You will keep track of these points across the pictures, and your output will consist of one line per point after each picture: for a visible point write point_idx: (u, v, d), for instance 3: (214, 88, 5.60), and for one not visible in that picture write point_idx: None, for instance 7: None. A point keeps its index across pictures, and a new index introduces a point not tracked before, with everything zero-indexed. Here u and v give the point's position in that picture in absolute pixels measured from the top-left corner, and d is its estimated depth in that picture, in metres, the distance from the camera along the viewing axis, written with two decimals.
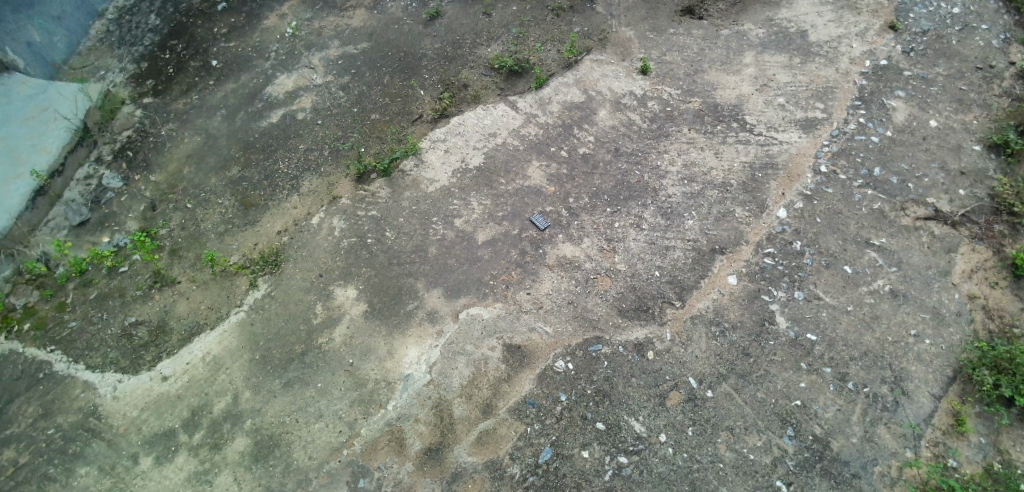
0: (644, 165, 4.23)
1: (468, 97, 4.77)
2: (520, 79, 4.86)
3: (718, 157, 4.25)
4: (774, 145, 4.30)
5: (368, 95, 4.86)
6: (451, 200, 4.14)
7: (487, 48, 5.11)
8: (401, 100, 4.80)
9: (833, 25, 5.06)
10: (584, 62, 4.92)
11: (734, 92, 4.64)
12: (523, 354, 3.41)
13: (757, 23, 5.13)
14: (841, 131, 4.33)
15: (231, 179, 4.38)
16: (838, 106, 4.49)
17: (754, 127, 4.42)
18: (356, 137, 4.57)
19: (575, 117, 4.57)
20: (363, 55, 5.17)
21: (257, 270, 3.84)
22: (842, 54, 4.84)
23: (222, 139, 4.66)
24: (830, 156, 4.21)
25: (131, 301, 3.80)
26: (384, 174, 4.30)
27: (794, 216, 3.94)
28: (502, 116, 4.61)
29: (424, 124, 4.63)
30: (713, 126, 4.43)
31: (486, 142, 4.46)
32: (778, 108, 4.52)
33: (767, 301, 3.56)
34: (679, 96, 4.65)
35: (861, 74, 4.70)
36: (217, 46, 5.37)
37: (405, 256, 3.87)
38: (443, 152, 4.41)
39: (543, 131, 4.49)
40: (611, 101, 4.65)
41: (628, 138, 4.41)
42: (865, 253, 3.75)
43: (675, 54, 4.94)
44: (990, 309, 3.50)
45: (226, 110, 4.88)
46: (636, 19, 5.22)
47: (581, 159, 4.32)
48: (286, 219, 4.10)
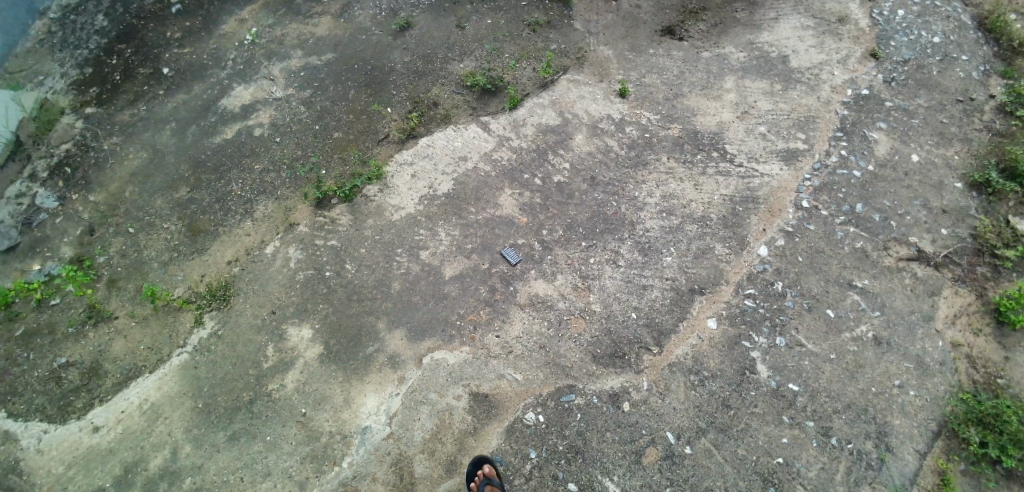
0: (621, 196, 4.04)
1: (438, 116, 4.49)
2: (494, 98, 4.60)
3: (697, 189, 4.07)
4: (754, 178, 4.15)
5: (332, 112, 4.53)
6: (417, 230, 3.87)
7: (459, 63, 4.84)
8: (366, 117, 4.48)
9: (814, 50, 4.93)
10: (561, 82, 4.70)
11: (714, 119, 4.46)
12: (489, 404, 3.22)
13: (738, 46, 4.96)
14: (823, 164, 4.21)
15: (178, 201, 4.05)
16: (819, 137, 4.37)
17: (735, 157, 4.26)
18: (314, 158, 4.24)
19: (550, 141, 4.35)
20: (327, 68, 4.82)
21: (204, 305, 3.57)
22: (823, 81, 4.71)
23: (171, 156, 4.30)
24: (812, 191, 4.08)
25: (61, 339, 3.48)
26: (346, 200, 4.00)
27: (775, 253, 3.79)
28: (474, 138, 4.36)
29: (390, 145, 4.32)
30: (693, 155, 4.25)
31: (456, 167, 4.21)
32: (759, 138, 4.37)
33: (747, 348, 3.41)
34: (658, 121, 4.46)
35: (843, 103, 4.58)
36: (170, 52, 4.94)
37: (366, 292, 3.61)
38: (410, 177, 4.14)
39: (516, 156, 4.26)
40: (588, 124, 4.44)
41: (606, 166, 4.20)
42: (848, 296, 3.62)
43: (654, 76, 4.75)
44: (974, 358, 3.38)
45: (177, 123, 4.50)
46: (615, 38, 5.03)
47: (555, 188, 4.09)
48: (238, 247, 3.82)
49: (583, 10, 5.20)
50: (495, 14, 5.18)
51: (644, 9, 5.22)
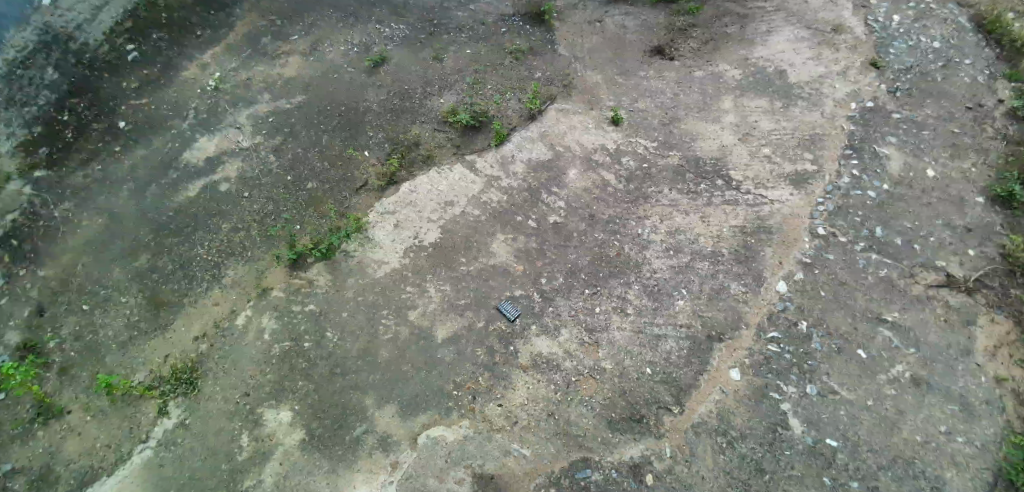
0: (623, 235, 3.73)
1: (421, 157, 4.16)
2: (478, 134, 4.30)
3: (704, 221, 3.77)
4: (765, 205, 3.85)
5: (305, 159, 4.18)
6: (404, 287, 3.52)
7: (439, 98, 4.53)
8: (343, 164, 4.14)
9: (812, 63, 4.70)
10: (549, 113, 4.41)
11: (716, 143, 4.19)
12: (496, 487, 2.85)
13: (733, 63, 4.74)
14: (835, 186, 3.94)
15: (138, 271, 3.66)
16: (828, 156, 4.10)
17: (741, 184, 3.96)
18: (286, 213, 3.88)
19: (542, 178, 4.03)
20: (299, 111, 4.47)
21: (168, 391, 3.17)
22: (825, 95, 4.47)
23: (129, 221, 3.92)
24: (827, 216, 3.79)
25: (5, 443, 3.07)
26: (323, 258, 3.64)
27: (795, 289, 3.49)
28: (460, 180, 4.04)
29: (369, 193, 3.98)
30: (696, 184, 3.96)
31: (442, 213, 3.87)
32: (764, 161, 4.09)
33: (777, 400, 3.09)
34: (656, 149, 4.17)
35: (849, 118, 4.32)
36: (127, 104, 4.52)
37: (351, 364, 3.24)
38: (393, 227, 3.80)
39: (507, 198, 3.94)
40: (581, 157, 4.14)
41: (604, 202, 3.89)
42: (878, 332, 3.31)
43: (647, 100, 4.48)
44: (1021, 393, 3.09)
45: (136, 183, 4.12)
46: (603, 62, 4.76)
47: (552, 230, 3.77)
48: (205, 321, 3.43)
49: (567, 34, 4.95)
50: (474, 43, 4.90)
51: (631, 29, 4.99)
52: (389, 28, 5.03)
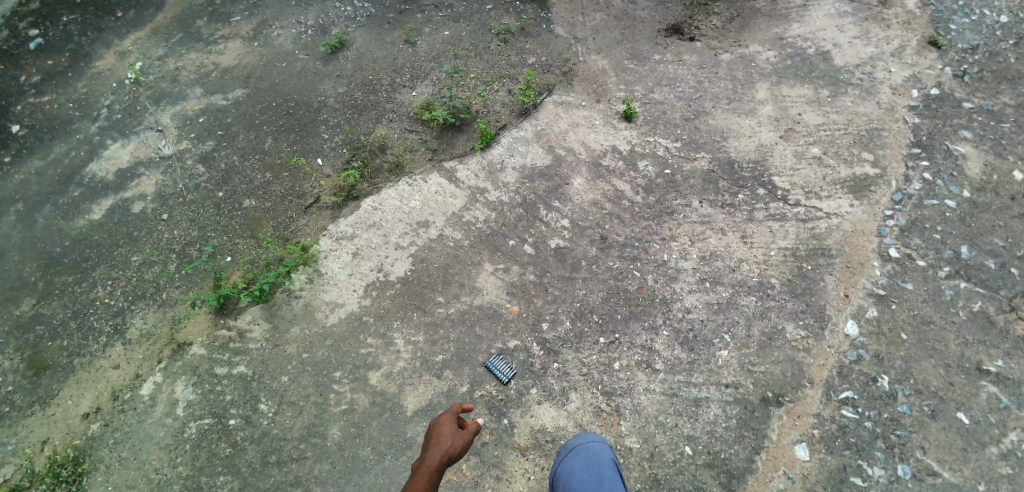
0: (645, 262, 2.93)
1: (387, 164, 3.33)
2: (459, 134, 3.47)
3: (746, 243, 2.99)
4: (819, 220, 3.07)
5: (241, 168, 3.33)
6: (364, 338, 2.71)
7: (411, 90, 3.69)
8: (289, 175, 3.29)
9: (860, 42, 3.93)
10: (546, 107, 3.59)
11: (752, 142, 3.40)
12: None
13: (765, 43, 3.93)
14: (905, 194, 3.17)
15: (16, 323, 2.81)
16: (890, 156, 3.33)
17: (789, 194, 3.17)
18: (214, 240, 3.04)
19: (540, 189, 3.22)
20: (236, 109, 3.61)
21: None
22: (879, 81, 3.69)
23: (12, 253, 3.05)
24: (898, 233, 3.02)
25: None
26: (259, 301, 2.80)
27: (869, 331, 2.72)
28: (437, 193, 3.22)
29: (322, 212, 3.15)
30: (731, 194, 3.17)
31: (414, 237, 3.05)
32: (814, 163, 3.30)
33: (861, 488, 2.33)
34: (679, 150, 3.37)
35: (911, 109, 3.55)
36: (22, 102, 3.65)
37: (290, 449, 2.43)
38: (351, 257, 2.97)
39: (496, 215, 3.12)
40: (588, 162, 3.33)
41: (618, 220, 3.09)
42: (981, 388, 2.54)
43: (665, 90, 3.68)
44: None
45: (25, 203, 3.24)
46: (609, 44, 3.95)
47: (554, 257, 2.97)
48: (97, 393, 2.59)
49: (564, 11, 4.14)
50: (453, 24, 4.07)
51: (641, 4, 4.18)
52: (352, 6, 4.18)
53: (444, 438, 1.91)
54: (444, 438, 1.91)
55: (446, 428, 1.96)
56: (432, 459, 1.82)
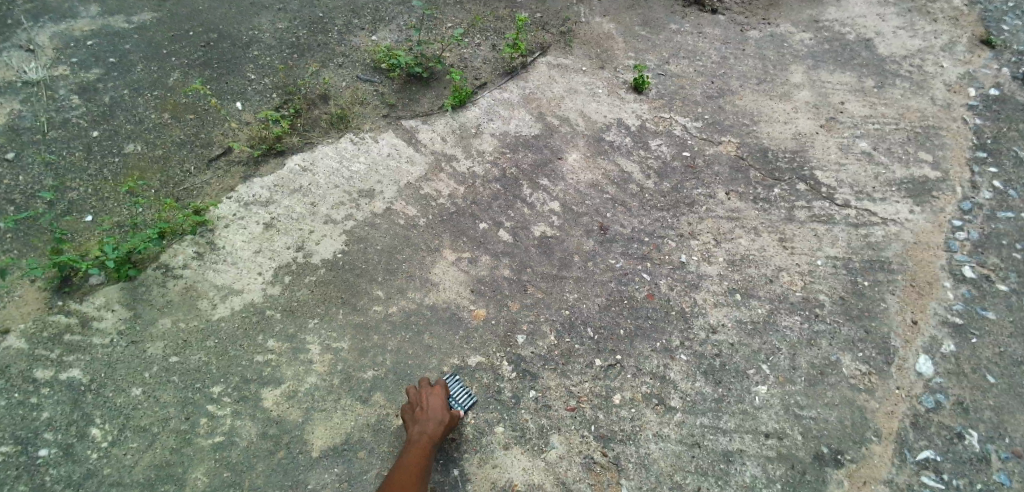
0: (657, 263, 2.22)
1: (327, 117, 2.56)
2: (425, 90, 2.74)
3: (785, 247, 2.31)
4: (874, 226, 2.42)
5: (130, 105, 2.51)
6: (263, 340, 1.91)
7: (369, 35, 2.95)
8: (194, 119, 2.50)
9: (905, 33, 3.38)
10: (537, 68, 2.89)
11: (788, 128, 2.76)
12: None
13: (798, 24, 3.35)
14: (974, 203, 2.55)
15: None
16: (952, 158, 2.73)
17: (834, 192, 2.53)
18: (73, 194, 2.21)
19: (525, 163, 2.49)
20: (138, 35, 2.80)
21: None
22: (931, 76, 3.13)
23: None
24: (971, 249, 2.39)
25: None
26: (118, 280, 1.99)
27: (947, 370, 2.04)
28: (388, 158, 2.45)
29: (230, 168, 2.35)
30: (765, 188, 2.51)
31: (353, 209, 2.28)
32: (863, 159, 2.67)
33: None
34: (699, 131, 2.70)
35: (969, 108, 2.98)
36: None
37: None
38: (261, 229, 2.18)
39: (464, 190, 2.38)
40: (586, 135, 2.63)
41: (622, 208, 2.38)
42: None
43: (682, 62, 3.02)
44: None
45: None
46: (617, 7, 3.29)
47: (537, 248, 2.23)
48: None
49: None
50: None
51: None
52: None
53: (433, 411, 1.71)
54: (435, 409, 1.72)
55: (434, 395, 1.76)
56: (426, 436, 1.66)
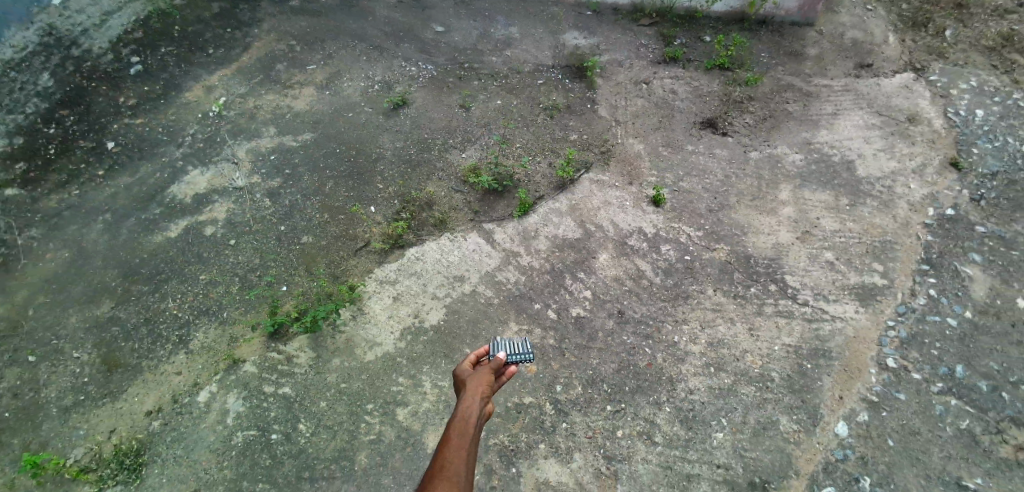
0: (657, 340, 3.20)
1: (432, 219, 3.68)
2: (500, 199, 3.82)
3: (752, 334, 3.23)
4: (824, 321, 3.29)
5: (301, 207, 3.73)
6: (394, 378, 3.02)
7: (461, 153, 4.08)
8: (344, 218, 3.68)
9: (883, 156, 4.14)
10: (582, 183, 3.93)
11: (770, 240, 3.65)
12: None
13: (793, 146, 4.22)
14: (909, 307, 3.35)
15: (97, 320, 3.23)
16: (900, 269, 3.52)
17: (798, 292, 3.42)
18: (275, 270, 3.42)
19: (569, 260, 3.53)
20: (303, 151, 4.05)
21: (108, 476, 2.74)
22: (898, 196, 3.89)
23: (97, 259, 3.48)
24: (898, 344, 3.21)
25: None
26: (307, 332, 3.16)
27: (858, 433, 2.91)
28: (474, 252, 3.55)
29: (370, 256, 3.51)
30: (744, 287, 3.43)
31: (450, 289, 3.38)
32: (826, 267, 3.53)
33: None
34: (700, 239, 3.65)
35: (925, 226, 3.73)
36: (119, 123, 4.21)
37: (321, 468, 2.76)
38: (392, 301, 3.31)
39: (526, 278, 3.44)
40: (615, 240, 3.63)
41: (636, 297, 3.37)
42: None
43: (694, 180, 3.99)
44: None
45: (112, 215, 3.69)
46: (647, 129, 4.31)
47: (574, 324, 3.25)
48: (160, 394, 2.98)
49: (608, 94, 4.55)
50: (506, 94, 4.51)
51: (681, 95, 4.57)
52: (416, 67, 4.71)
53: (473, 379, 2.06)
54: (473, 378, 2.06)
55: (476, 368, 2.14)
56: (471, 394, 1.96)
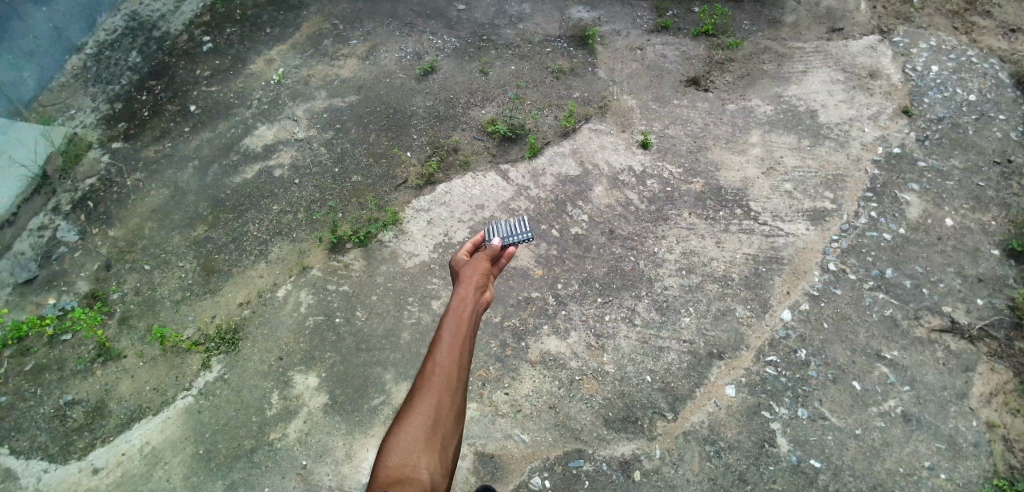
0: (640, 251, 3.95)
1: (457, 162, 4.47)
2: (514, 145, 4.59)
3: (719, 246, 3.96)
4: (780, 236, 4.01)
5: (351, 154, 4.54)
6: (430, 278, 3.83)
7: (481, 109, 4.85)
8: (385, 162, 4.49)
9: (844, 106, 4.81)
10: (582, 131, 4.66)
11: (738, 174, 4.37)
12: (495, 465, 3.16)
13: (765, 99, 4.90)
14: (852, 226, 4.04)
15: (195, 240, 4.08)
16: (848, 197, 4.20)
17: (759, 215, 4.13)
18: (331, 201, 4.25)
19: (570, 192, 4.29)
20: (350, 110, 4.86)
21: (213, 348, 3.58)
22: (853, 138, 4.56)
23: (190, 195, 4.33)
24: (839, 253, 3.91)
25: (70, 377, 3.52)
26: (360, 245, 3.99)
27: (799, 318, 3.63)
28: (492, 186, 4.32)
29: (408, 190, 4.31)
30: (715, 211, 4.15)
31: (472, 215, 4.16)
32: (785, 196, 4.23)
33: (767, 418, 3.26)
34: (680, 175, 4.38)
35: (874, 162, 4.40)
36: (197, 89, 5.03)
37: (376, 341, 3.58)
38: (426, 223, 4.11)
39: (534, 206, 4.20)
40: (608, 176, 4.38)
41: (625, 219, 4.12)
42: (876, 367, 3.43)
43: (677, 128, 4.70)
44: (1011, 441, 3.17)
45: (198, 161, 4.53)
46: (639, 88, 5.02)
47: (573, 240, 4.02)
48: (249, 291, 3.83)
49: (607, 59, 5.26)
50: (519, 61, 5.24)
51: (670, 58, 5.27)
52: (442, 40, 5.45)
53: (470, 270, 2.29)
54: (469, 272, 2.25)
55: (475, 258, 2.37)
56: (466, 287, 2.16)
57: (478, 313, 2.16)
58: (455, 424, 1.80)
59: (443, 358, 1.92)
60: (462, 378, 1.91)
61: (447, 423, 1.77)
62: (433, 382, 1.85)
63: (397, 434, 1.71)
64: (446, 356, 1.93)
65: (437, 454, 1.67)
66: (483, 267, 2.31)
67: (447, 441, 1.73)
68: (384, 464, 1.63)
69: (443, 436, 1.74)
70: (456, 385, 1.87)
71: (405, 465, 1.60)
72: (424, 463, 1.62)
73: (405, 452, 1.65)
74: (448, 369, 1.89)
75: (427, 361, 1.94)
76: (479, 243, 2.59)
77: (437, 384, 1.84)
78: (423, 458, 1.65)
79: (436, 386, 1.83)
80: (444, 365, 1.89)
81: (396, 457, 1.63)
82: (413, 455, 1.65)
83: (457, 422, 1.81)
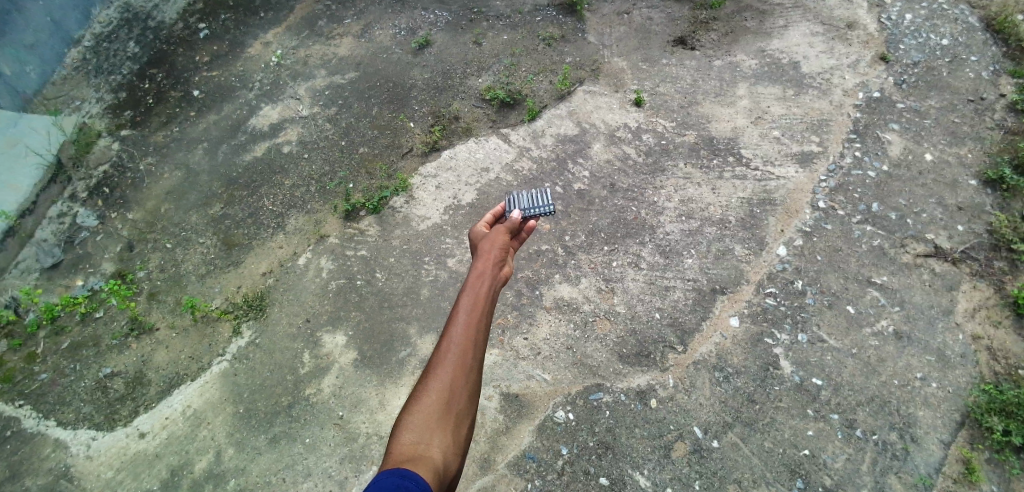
0: (641, 201, 4.16)
1: (459, 129, 4.64)
2: (512, 110, 4.75)
3: (715, 192, 4.18)
4: (772, 180, 4.23)
5: (356, 128, 4.69)
6: (444, 238, 4.01)
7: (478, 79, 5.00)
8: (389, 133, 4.64)
9: (825, 56, 5.01)
10: (577, 94, 4.84)
11: (728, 125, 4.58)
12: (521, 404, 3.38)
13: (750, 54, 5.10)
14: (838, 166, 4.27)
15: (212, 217, 4.23)
16: (833, 139, 4.43)
17: (751, 161, 4.35)
18: (341, 173, 4.40)
19: (569, 150, 4.47)
20: (350, 86, 4.99)
21: (241, 315, 3.75)
22: (835, 85, 4.78)
23: (204, 175, 4.47)
24: (828, 191, 4.14)
25: (106, 351, 3.68)
26: (374, 212, 4.17)
27: (795, 252, 3.86)
28: (495, 150, 4.49)
29: (414, 158, 4.48)
30: (709, 160, 4.37)
31: (478, 178, 4.33)
32: (774, 141, 4.45)
33: (770, 344, 3.50)
34: (674, 128, 4.58)
35: (855, 106, 4.63)
36: (199, 75, 5.12)
37: (396, 299, 3.77)
38: (434, 188, 4.28)
39: (537, 166, 4.39)
40: (605, 133, 4.57)
41: (624, 173, 4.32)
42: (867, 292, 3.67)
43: (668, 85, 4.89)
44: (994, 350, 3.42)
45: (208, 142, 4.66)
46: (629, 50, 5.19)
47: (576, 195, 4.21)
48: (270, 261, 3.99)
49: (596, 24, 5.41)
50: (510, 31, 5.38)
51: (656, 20, 5.43)
52: (433, 14, 5.55)
53: (489, 245, 2.37)
54: (488, 246, 2.34)
55: (493, 233, 2.46)
56: (484, 262, 2.24)
57: (494, 293, 2.19)
58: (468, 403, 1.85)
59: (457, 336, 1.95)
60: (476, 358, 1.95)
61: (460, 402, 1.82)
62: (446, 362, 1.90)
63: (410, 413, 1.76)
64: (461, 335, 1.96)
65: (449, 432, 1.72)
66: (501, 242, 2.39)
67: (459, 420, 1.78)
68: (398, 440, 1.69)
69: (455, 415, 1.78)
70: (469, 366, 1.91)
71: (418, 441, 1.66)
72: (436, 441, 1.68)
73: (418, 430, 1.70)
74: (463, 349, 1.92)
75: (442, 339, 1.99)
76: (499, 214, 2.69)
77: (450, 365, 1.88)
78: (436, 436, 1.70)
79: (449, 367, 1.88)
80: (459, 345, 1.93)
81: (409, 434, 1.69)
82: (425, 432, 1.70)
83: (470, 402, 1.85)
